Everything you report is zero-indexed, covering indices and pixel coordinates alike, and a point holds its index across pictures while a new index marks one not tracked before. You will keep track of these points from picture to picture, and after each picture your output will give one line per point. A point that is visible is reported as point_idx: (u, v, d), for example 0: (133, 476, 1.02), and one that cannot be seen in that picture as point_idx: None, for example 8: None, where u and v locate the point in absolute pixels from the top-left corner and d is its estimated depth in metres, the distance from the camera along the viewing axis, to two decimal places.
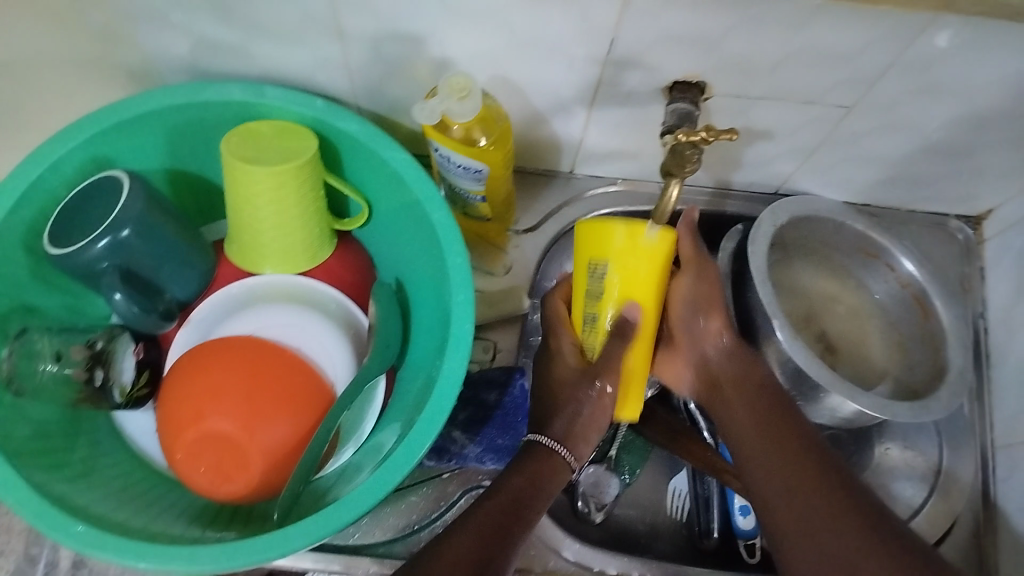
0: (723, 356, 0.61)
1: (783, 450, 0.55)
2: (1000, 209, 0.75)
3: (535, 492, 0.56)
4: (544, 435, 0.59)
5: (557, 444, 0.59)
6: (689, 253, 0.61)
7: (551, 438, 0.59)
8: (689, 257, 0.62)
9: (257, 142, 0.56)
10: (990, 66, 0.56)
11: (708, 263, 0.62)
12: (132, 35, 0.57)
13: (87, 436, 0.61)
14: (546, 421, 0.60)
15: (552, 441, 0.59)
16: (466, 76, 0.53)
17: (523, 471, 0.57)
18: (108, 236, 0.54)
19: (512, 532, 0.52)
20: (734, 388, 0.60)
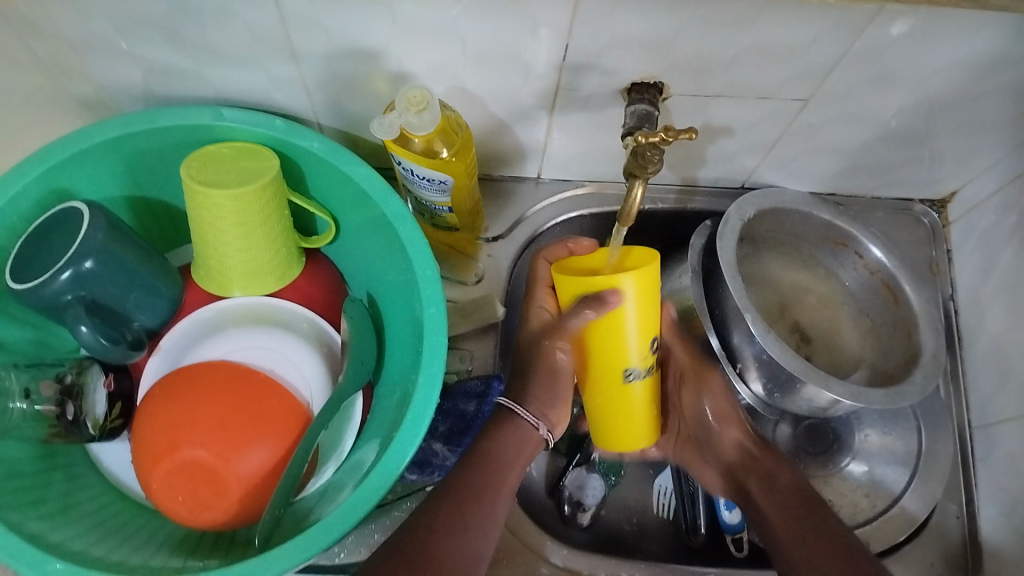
0: (756, 454, 0.69)
1: (813, 526, 0.59)
2: (962, 191, 0.75)
3: (513, 450, 0.62)
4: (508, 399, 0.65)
5: (516, 406, 0.64)
6: (687, 359, 0.71)
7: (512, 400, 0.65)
8: (688, 363, 0.72)
9: (216, 166, 0.56)
10: (941, 51, 0.57)
11: (707, 366, 0.71)
12: (85, 65, 0.57)
13: (62, 471, 0.60)
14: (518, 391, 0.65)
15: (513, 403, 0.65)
16: (422, 89, 0.53)
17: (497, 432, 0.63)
18: (70, 268, 0.54)
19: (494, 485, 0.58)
20: (762, 482, 0.66)
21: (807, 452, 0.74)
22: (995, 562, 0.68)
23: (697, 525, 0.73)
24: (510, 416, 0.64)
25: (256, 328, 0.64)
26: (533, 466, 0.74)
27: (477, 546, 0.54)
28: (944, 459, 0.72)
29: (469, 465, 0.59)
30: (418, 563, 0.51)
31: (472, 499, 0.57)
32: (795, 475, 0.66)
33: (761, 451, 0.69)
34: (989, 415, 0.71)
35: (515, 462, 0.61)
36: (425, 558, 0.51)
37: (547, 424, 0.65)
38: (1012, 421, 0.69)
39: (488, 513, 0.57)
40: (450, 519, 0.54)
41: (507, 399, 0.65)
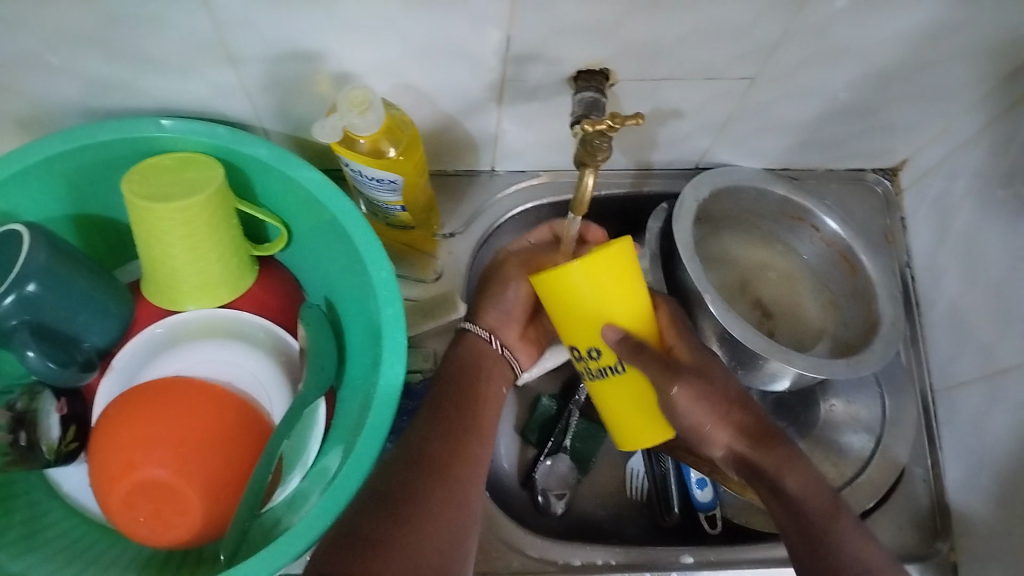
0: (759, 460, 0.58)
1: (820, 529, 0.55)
2: (914, 158, 0.76)
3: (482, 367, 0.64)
4: (477, 325, 0.65)
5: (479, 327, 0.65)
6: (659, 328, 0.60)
7: (480, 326, 0.65)
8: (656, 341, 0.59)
9: (157, 178, 0.54)
10: (884, 22, 0.57)
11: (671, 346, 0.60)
12: (14, 83, 0.55)
13: (21, 500, 0.58)
14: (479, 315, 0.66)
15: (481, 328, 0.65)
16: (363, 88, 0.52)
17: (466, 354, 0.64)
18: (13, 292, 0.52)
19: (474, 406, 0.61)
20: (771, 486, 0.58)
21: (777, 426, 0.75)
22: (962, 522, 0.69)
23: (670, 505, 0.72)
24: (462, 335, 0.66)
25: (209, 339, 0.63)
26: (504, 457, 0.75)
27: (476, 453, 0.58)
28: (909, 424, 0.73)
29: (443, 381, 0.62)
30: (428, 468, 0.55)
31: (457, 408, 0.60)
32: (816, 486, 0.58)
33: (757, 448, 0.59)
34: (949, 378, 0.72)
35: (481, 375, 0.63)
36: (431, 461, 0.56)
37: (502, 340, 0.66)
38: (973, 383, 0.69)
39: (476, 420, 0.60)
40: (447, 427, 0.58)
41: (477, 326, 0.65)
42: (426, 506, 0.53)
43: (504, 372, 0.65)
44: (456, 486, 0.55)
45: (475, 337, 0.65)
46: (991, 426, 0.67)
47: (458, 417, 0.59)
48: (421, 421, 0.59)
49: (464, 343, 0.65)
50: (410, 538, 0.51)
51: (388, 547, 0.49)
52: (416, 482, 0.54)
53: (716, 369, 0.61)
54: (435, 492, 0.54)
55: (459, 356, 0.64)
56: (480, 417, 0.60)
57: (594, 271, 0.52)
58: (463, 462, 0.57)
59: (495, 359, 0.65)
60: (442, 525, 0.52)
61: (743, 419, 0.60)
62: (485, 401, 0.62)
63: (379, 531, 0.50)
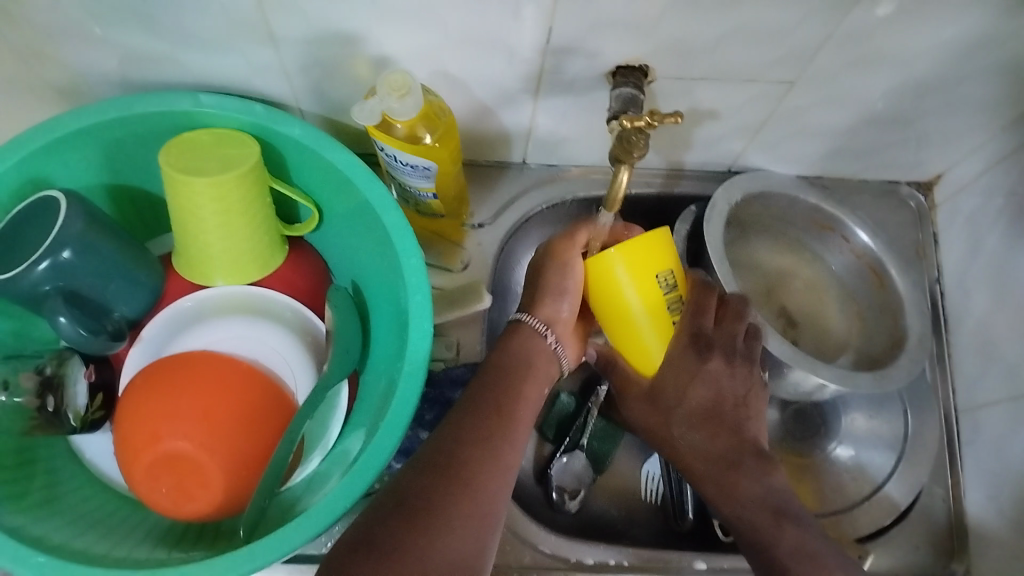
0: (699, 476, 0.61)
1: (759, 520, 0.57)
2: (950, 173, 0.75)
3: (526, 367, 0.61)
4: (530, 316, 0.63)
5: (538, 323, 0.63)
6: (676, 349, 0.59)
7: (536, 318, 0.63)
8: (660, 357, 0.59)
9: (194, 152, 0.55)
10: (927, 34, 0.56)
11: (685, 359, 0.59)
12: (61, 52, 0.56)
13: (45, 464, 0.59)
14: (531, 303, 0.64)
15: (536, 321, 0.63)
16: (403, 73, 0.53)
17: (510, 352, 0.62)
18: (48, 258, 0.53)
19: (513, 409, 0.58)
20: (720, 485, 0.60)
21: (795, 435, 0.74)
22: (980, 543, 0.68)
23: (684, 510, 0.72)
24: (514, 324, 0.64)
25: (238, 316, 0.64)
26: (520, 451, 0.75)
27: (508, 459, 0.55)
28: (931, 442, 0.72)
29: (483, 385, 0.59)
30: (455, 475, 0.52)
31: (493, 411, 0.57)
32: (756, 497, 0.58)
33: (705, 465, 0.60)
34: (974, 398, 0.71)
35: (529, 374, 0.61)
36: (458, 468, 0.53)
37: (555, 334, 0.64)
38: (998, 404, 0.68)
39: (513, 426, 0.57)
40: (481, 432, 0.55)
41: (530, 317, 0.63)
42: (449, 516, 0.50)
43: (552, 368, 0.63)
44: (484, 496, 0.52)
45: (528, 326, 0.63)
46: (1015, 448, 0.66)
47: (493, 420, 0.57)
48: (456, 421, 0.56)
49: (519, 338, 0.63)
50: (428, 550, 0.48)
51: (403, 554, 0.47)
52: (441, 488, 0.51)
53: (675, 388, 0.60)
54: (459, 499, 0.51)
55: (508, 351, 0.62)
56: (517, 422, 0.58)
57: (626, 262, 0.55)
58: (494, 470, 0.54)
59: (545, 356, 0.63)
60: (462, 536, 0.50)
61: (694, 433, 0.61)
62: (526, 405, 0.59)
63: (394, 539, 0.48)
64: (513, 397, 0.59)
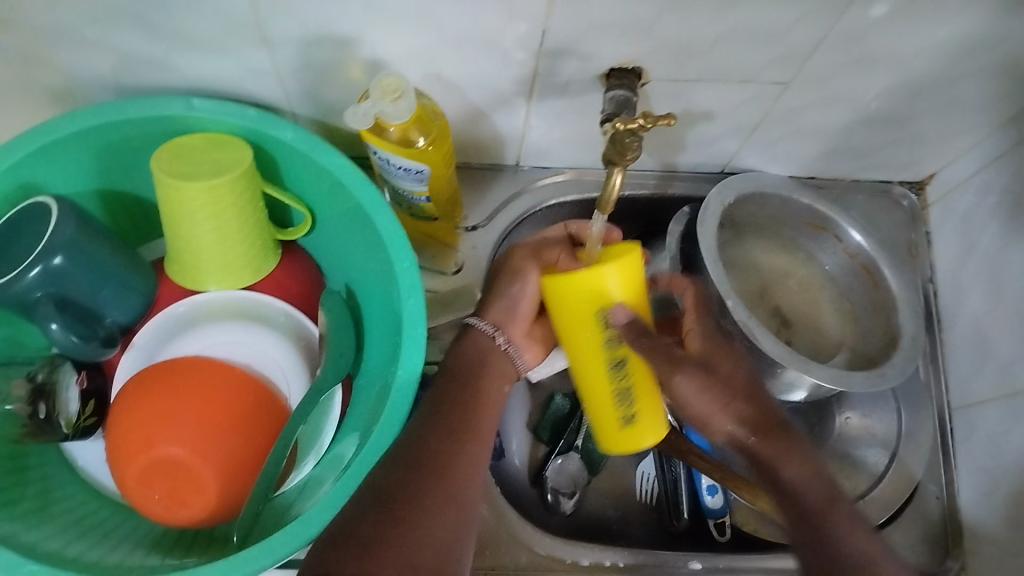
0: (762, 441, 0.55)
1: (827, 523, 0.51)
2: (942, 172, 0.75)
3: (482, 365, 0.61)
4: (484, 321, 0.62)
5: (492, 328, 0.62)
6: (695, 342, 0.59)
7: (490, 323, 0.62)
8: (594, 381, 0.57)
9: (187, 157, 0.55)
10: (921, 34, 0.57)
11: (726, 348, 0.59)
12: (51, 56, 0.55)
13: (36, 471, 0.59)
14: (486, 306, 0.63)
15: (490, 326, 0.62)
16: (397, 76, 0.52)
17: (465, 351, 0.61)
18: (39, 264, 0.53)
19: (476, 405, 0.58)
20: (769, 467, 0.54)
21: None
22: (974, 540, 0.68)
23: (680, 510, 0.72)
24: (466, 329, 0.63)
25: (231, 322, 0.63)
26: (515, 454, 0.75)
27: (479, 456, 0.55)
28: (925, 440, 0.72)
29: (443, 384, 0.59)
30: (429, 466, 0.52)
31: (456, 408, 0.57)
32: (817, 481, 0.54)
33: (760, 434, 0.55)
34: (968, 396, 0.72)
35: (484, 373, 0.60)
36: (428, 463, 0.53)
37: (507, 335, 0.63)
38: (992, 402, 0.69)
39: (479, 420, 0.57)
40: (449, 427, 0.55)
41: (485, 323, 0.62)
42: (427, 505, 0.50)
43: (509, 368, 0.62)
44: (459, 486, 0.53)
45: (479, 329, 0.62)
46: (1009, 445, 0.66)
47: (458, 417, 0.57)
48: (420, 421, 0.56)
49: (469, 340, 0.62)
50: (409, 538, 0.48)
51: (382, 548, 0.47)
52: (415, 478, 0.51)
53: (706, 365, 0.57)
54: (434, 494, 0.51)
55: (463, 353, 0.61)
56: (485, 415, 0.58)
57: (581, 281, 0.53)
58: (467, 462, 0.54)
59: (501, 357, 0.62)
60: (442, 526, 0.50)
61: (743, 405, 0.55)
62: (488, 402, 0.59)
63: (376, 531, 0.48)
64: (477, 391, 0.59)
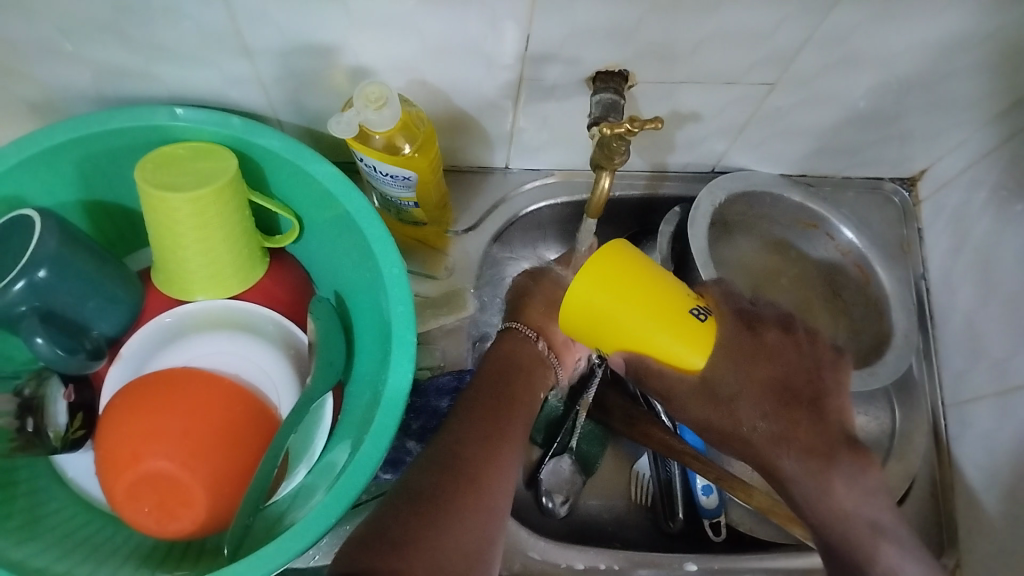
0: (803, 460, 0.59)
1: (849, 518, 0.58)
2: (933, 168, 0.75)
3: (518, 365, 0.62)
4: (520, 323, 0.64)
5: (530, 330, 0.64)
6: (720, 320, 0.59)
7: (527, 325, 0.64)
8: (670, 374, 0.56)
9: (171, 167, 0.54)
10: (907, 32, 0.56)
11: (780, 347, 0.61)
12: (29, 67, 0.55)
13: (25, 485, 0.58)
14: (521, 311, 0.65)
15: (526, 327, 0.64)
16: (380, 84, 0.52)
17: (502, 354, 0.63)
18: (23, 279, 0.52)
19: (510, 406, 0.59)
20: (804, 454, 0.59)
21: None
22: (970, 535, 0.68)
23: (674, 511, 0.72)
24: (506, 333, 0.64)
25: (219, 331, 0.63)
26: None
27: (508, 457, 0.56)
28: (918, 437, 0.72)
29: (482, 382, 0.60)
30: (459, 468, 0.54)
31: (490, 410, 0.58)
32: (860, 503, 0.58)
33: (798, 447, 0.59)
34: (961, 393, 0.71)
35: (522, 373, 0.62)
36: (460, 465, 0.54)
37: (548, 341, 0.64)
38: (985, 400, 0.68)
39: (508, 424, 0.58)
40: (481, 431, 0.56)
41: (522, 325, 0.64)
42: (456, 508, 0.52)
43: (546, 374, 0.64)
44: (485, 491, 0.54)
45: (518, 330, 0.64)
46: (1003, 443, 0.66)
47: (491, 418, 0.58)
48: (454, 424, 0.57)
49: (507, 343, 0.64)
50: (440, 540, 0.50)
51: (414, 549, 0.49)
52: (447, 481, 0.53)
53: (737, 378, 0.58)
54: (464, 499, 0.52)
55: (503, 354, 0.63)
56: (517, 419, 0.59)
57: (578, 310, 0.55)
58: (493, 467, 0.55)
59: (535, 357, 0.63)
60: (467, 530, 0.51)
61: (774, 422, 0.60)
62: (520, 400, 0.60)
63: (407, 528, 0.50)
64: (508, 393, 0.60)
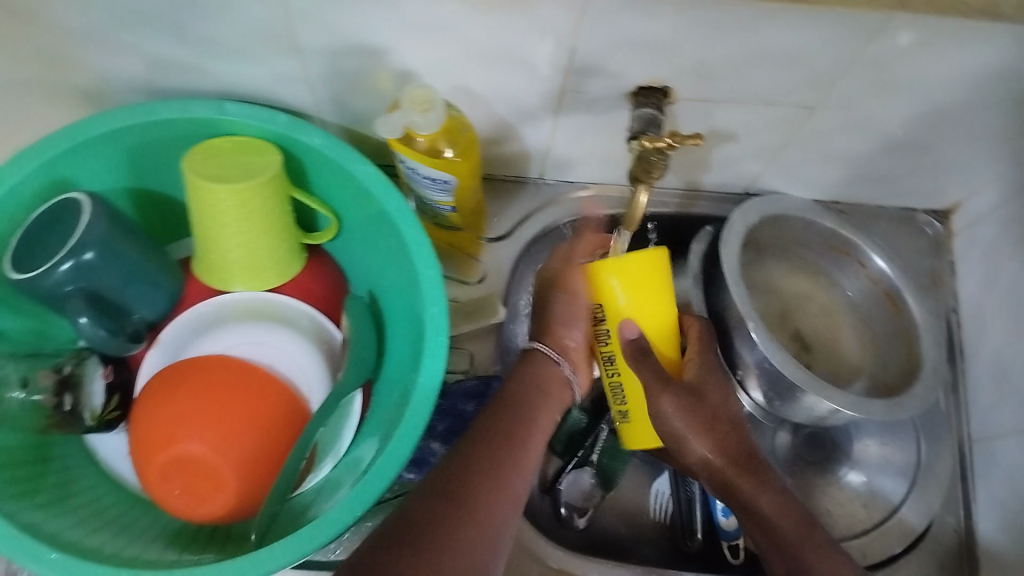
0: (736, 482, 0.60)
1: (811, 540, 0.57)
2: (968, 202, 0.75)
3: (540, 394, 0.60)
4: (543, 344, 0.62)
5: (553, 352, 0.62)
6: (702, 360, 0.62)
7: (550, 346, 0.62)
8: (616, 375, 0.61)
9: (219, 160, 0.56)
10: (947, 62, 0.56)
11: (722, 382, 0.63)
12: (88, 57, 0.57)
13: (58, 462, 0.60)
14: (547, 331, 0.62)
15: (549, 348, 0.62)
16: (426, 88, 0.53)
17: (523, 377, 0.61)
18: (70, 259, 0.54)
19: (525, 435, 0.56)
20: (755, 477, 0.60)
21: (805, 460, 0.74)
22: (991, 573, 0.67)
23: (693, 528, 0.72)
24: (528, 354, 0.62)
25: (255, 323, 0.64)
26: None
27: (517, 486, 0.53)
28: (942, 471, 0.71)
29: (497, 410, 0.58)
30: (464, 495, 0.50)
31: (501, 438, 0.55)
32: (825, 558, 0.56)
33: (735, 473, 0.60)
34: (988, 428, 0.71)
35: (545, 400, 0.60)
36: (465, 493, 0.50)
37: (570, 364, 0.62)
38: (1011, 435, 0.68)
39: (523, 453, 0.55)
40: (491, 459, 0.53)
41: (546, 347, 0.62)
42: (456, 534, 0.48)
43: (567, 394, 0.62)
44: (491, 520, 0.50)
45: (541, 351, 0.62)
46: None
47: (504, 446, 0.55)
48: (462, 448, 0.54)
49: (529, 363, 0.62)
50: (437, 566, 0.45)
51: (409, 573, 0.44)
52: (446, 508, 0.49)
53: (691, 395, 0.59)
54: (466, 527, 0.48)
55: (522, 379, 0.61)
56: (528, 448, 0.56)
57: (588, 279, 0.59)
58: (503, 496, 0.52)
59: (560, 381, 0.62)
60: (463, 563, 0.47)
61: (713, 444, 0.60)
62: (535, 429, 0.58)
63: (406, 552, 0.45)
64: (526, 422, 0.58)
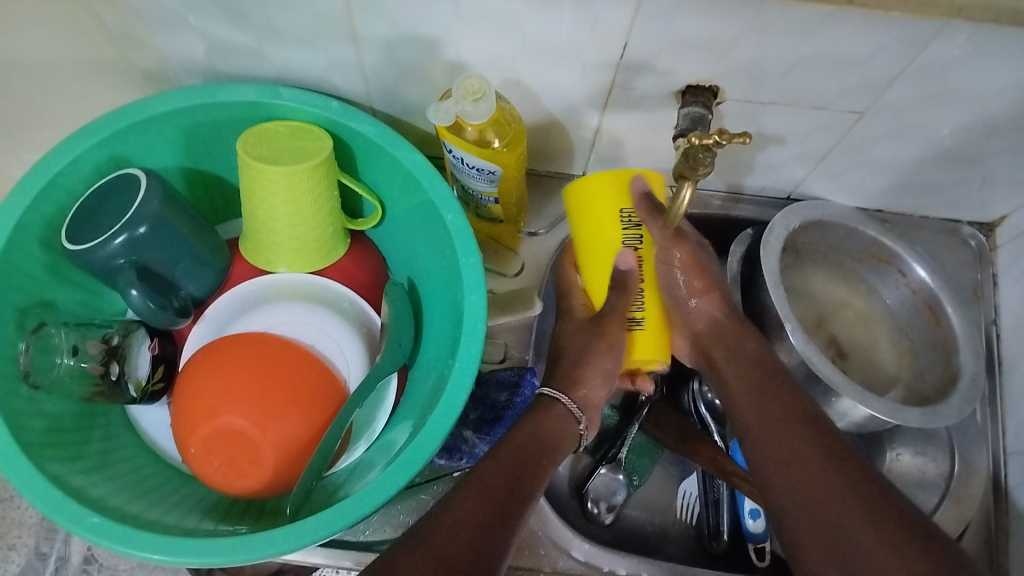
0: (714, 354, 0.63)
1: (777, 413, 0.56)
2: (1013, 216, 0.74)
3: (547, 450, 0.59)
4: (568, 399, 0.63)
5: (562, 395, 0.63)
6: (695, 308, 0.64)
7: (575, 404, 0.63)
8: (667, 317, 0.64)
9: (272, 143, 0.57)
10: (1001, 73, 0.56)
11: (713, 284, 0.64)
12: (150, 38, 0.58)
13: (102, 430, 0.62)
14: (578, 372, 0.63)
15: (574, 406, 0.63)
16: (479, 78, 0.54)
17: (525, 427, 0.60)
18: (124, 234, 0.55)
19: (520, 489, 0.55)
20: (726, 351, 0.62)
21: None
22: None
23: (719, 531, 0.72)
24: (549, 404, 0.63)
25: (300, 302, 0.66)
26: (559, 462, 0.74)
27: (506, 536, 0.51)
28: (974, 483, 0.71)
29: (497, 459, 0.57)
30: (443, 547, 0.48)
31: (497, 492, 0.54)
32: (850, 512, 0.47)
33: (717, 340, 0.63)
34: None
35: (543, 453, 0.59)
36: (446, 545, 0.48)
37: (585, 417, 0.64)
38: None
39: (518, 506, 0.54)
40: (480, 512, 0.51)
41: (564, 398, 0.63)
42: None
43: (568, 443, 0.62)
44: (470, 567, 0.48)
45: (563, 406, 0.63)
46: None
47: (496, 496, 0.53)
48: (455, 499, 0.52)
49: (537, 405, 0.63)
50: None
51: None
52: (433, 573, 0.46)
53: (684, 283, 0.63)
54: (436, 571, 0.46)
55: (527, 430, 0.60)
56: (523, 509, 0.54)
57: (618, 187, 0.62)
58: (487, 544, 0.50)
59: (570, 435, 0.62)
60: None
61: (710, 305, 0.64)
62: (534, 484, 0.56)
63: None
64: (525, 474, 0.56)
